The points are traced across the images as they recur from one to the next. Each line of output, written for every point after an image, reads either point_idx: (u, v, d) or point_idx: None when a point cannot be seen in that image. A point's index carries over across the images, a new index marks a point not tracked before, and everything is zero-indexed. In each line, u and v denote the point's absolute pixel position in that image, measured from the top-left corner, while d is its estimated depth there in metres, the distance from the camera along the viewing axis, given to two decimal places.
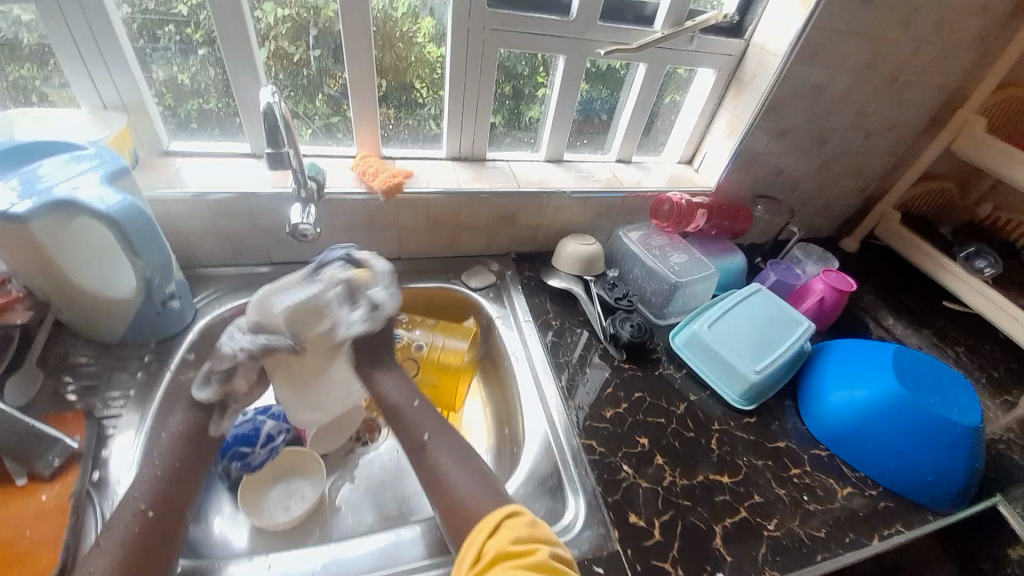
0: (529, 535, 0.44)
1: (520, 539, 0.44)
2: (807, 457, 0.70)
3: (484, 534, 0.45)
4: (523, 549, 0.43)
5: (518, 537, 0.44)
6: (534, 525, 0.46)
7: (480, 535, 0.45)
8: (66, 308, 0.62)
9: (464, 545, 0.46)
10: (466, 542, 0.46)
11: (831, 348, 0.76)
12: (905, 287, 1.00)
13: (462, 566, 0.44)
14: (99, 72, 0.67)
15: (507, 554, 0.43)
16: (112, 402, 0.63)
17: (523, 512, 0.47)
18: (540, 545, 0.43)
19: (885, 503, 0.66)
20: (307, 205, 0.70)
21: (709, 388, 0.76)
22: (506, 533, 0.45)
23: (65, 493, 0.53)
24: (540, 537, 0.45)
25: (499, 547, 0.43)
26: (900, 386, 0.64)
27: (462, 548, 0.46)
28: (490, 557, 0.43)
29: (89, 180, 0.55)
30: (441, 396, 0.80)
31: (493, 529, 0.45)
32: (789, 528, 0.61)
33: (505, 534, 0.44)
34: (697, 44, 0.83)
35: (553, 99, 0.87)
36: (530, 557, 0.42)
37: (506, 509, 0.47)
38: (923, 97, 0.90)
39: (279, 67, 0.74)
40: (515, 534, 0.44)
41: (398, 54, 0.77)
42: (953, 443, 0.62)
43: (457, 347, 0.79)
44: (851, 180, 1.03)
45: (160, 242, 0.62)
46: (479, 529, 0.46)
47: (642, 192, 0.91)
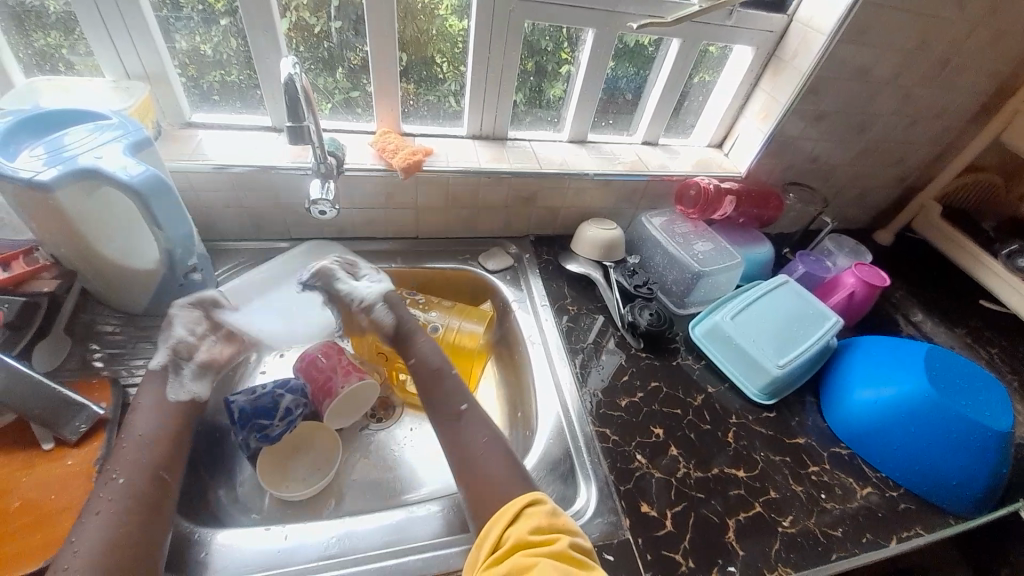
0: (550, 524, 0.45)
1: (539, 529, 0.44)
2: (826, 455, 0.68)
3: (505, 521, 0.45)
4: (543, 539, 0.43)
5: (539, 526, 0.44)
6: (554, 514, 0.46)
7: (500, 521, 0.45)
8: (92, 276, 0.63)
9: (484, 530, 0.46)
10: (485, 526, 0.47)
11: (859, 344, 0.73)
12: (940, 284, 0.96)
13: (480, 554, 0.44)
14: (123, 42, 0.67)
15: (527, 543, 0.43)
16: (137, 370, 0.64)
17: (543, 499, 0.47)
18: (561, 535, 0.44)
19: (906, 505, 0.64)
20: (327, 181, 0.69)
21: (728, 381, 0.75)
22: (525, 523, 0.45)
23: (89, 458, 0.54)
24: (560, 527, 0.45)
25: (519, 535, 0.44)
26: (931, 387, 0.62)
27: (482, 532, 0.46)
28: (510, 544, 0.43)
29: (113, 150, 0.55)
30: None
31: (513, 517, 0.46)
32: (804, 525, 0.60)
33: (526, 522, 0.45)
34: (736, 19, 0.78)
35: (578, 76, 0.83)
36: (551, 548, 0.42)
37: (525, 497, 0.47)
38: (977, 82, 0.84)
39: (299, 40, 0.73)
40: (535, 523, 0.45)
41: (419, 27, 0.75)
42: (982, 448, 0.60)
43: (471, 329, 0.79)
44: (890, 170, 0.98)
45: (184, 217, 0.62)
46: (499, 516, 0.46)
47: (668, 176, 0.88)
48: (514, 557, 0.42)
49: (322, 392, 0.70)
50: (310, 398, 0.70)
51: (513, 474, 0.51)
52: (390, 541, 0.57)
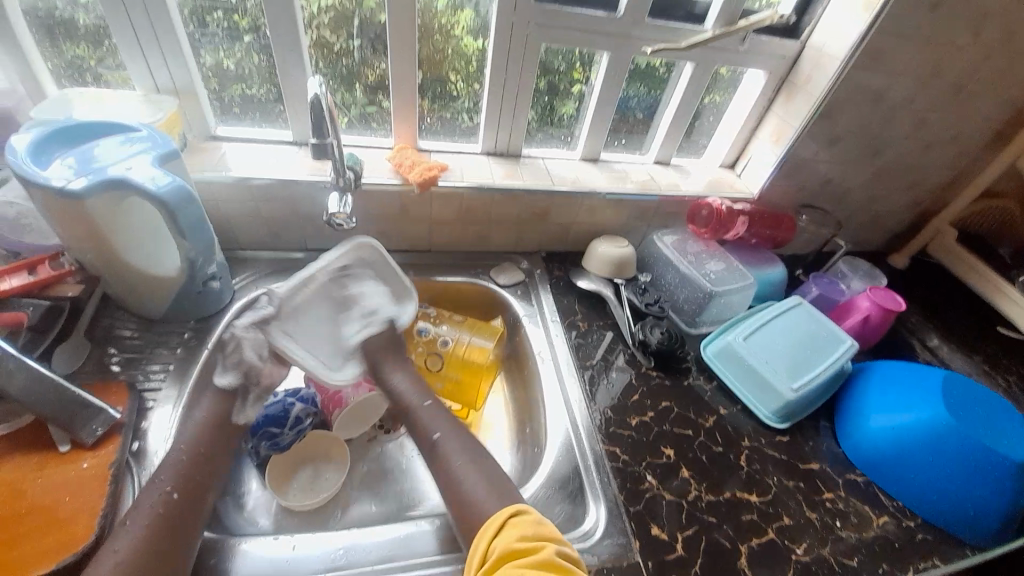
0: (536, 534, 0.47)
1: (523, 538, 0.47)
2: (842, 482, 0.67)
3: (492, 532, 0.48)
4: (527, 547, 0.46)
5: (524, 535, 0.47)
6: (540, 524, 0.48)
7: (488, 533, 0.48)
8: (115, 281, 0.65)
9: (475, 543, 0.49)
10: (477, 537, 0.50)
11: (874, 369, 0.72)
12: (957, 309, 0.95)
13: (473, 564, 0.47)
14: (154, 58, 0.70)
15: (513, 552, 0.46)
16: (152, 375, 0.65)
17: (529, 512, 0.50)
18: (546, 544, 0.46)
19: (925, 536, 0.62)
20: (345, 194, 0.70)
21: (739, 402, 0.74)
22: (512, 533, 0.48)
23: (105, 462, 0.55)
24: (546, 537, 0.47)
25: (504, 545, 0.46)
26: (950, 415, 0.60)
27: (474, 543, 0.49)
28: (496, 555, 0.46)
29: (141, 161, 0.57)
30: (462, 394, 0.79)
31: (499, 527, 0.48)
32: (818, 553, 0.59)
33: (513, 532, 0.48)
34: (750, 45, 0.80)
35: (591, 96, 0.85)
36: (534, 555, 0.45)
37: (512, 509, 0.50)
38: (991, 109, 0.85)
39: (320, 57, 0.76)
40: (521, 532, 0.47)
41: (435, 46, 0.77)
42: (1005, 479, 0.59)
43: (482, 344, 0.79)
44: (904, 194, 0.98)
45: (207, 226, 0.63)
46: (488, 528, 0.49)
47: (680, 195, 0.88)
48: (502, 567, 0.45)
49: (332, 402, 0.71)
50: (321, 408, 0.72)
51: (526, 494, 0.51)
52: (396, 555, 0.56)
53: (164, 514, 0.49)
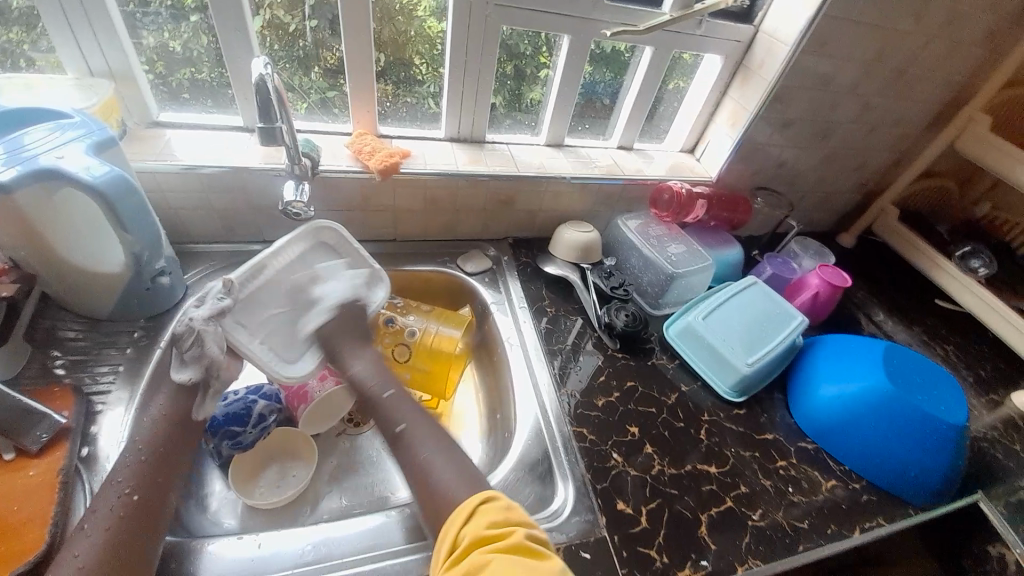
0: (503, 520, 0.46)
1: (493, 525, 0.45)
2: (794, 450, 0.71)
3: (459, 521, 0.46)
4: (497, 533, 0.44)
5: (492, 522, 0.45)
6: (507, 508, 0.47)
7: (457, 520, 0.46)
8: (54, 281, 0.61)
9: (442, 534, 0.46)
10: (444, 528, 0.47)
11: (823, 342, 0.76)
12: (899, 285, 1.01)
13: (440, 555, 0.45)
14: (88, 40, 0.65)
15: (482, 540, 0.44)
16: (101, 377, 0.62)
17: (498, 497, 0.48)
18: (516, 528, 0.44)
19: (868, 496, 0.67)
20: (301, 182, 0.68)
21: (700, 379, 0.77)
22: (480, 519, 0.46)
23: (52, 468, 0.52)
24: (514, 521, 0.46)
25: (472, 534, 0.44)
26: (889, 383, 0.65)
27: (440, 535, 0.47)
28: (464, 544, 0.44)
29: (74, 150, 0.53)
30: (432, 383, 0.78)
31: (469, 515, 0.46)
32: (773, 518, 0.62)
33: (481, 519, 0.46)
34: (706, 29, 0.81)
35: (555, 81, 0.85)
36: (503, 541, 0.43)
37: (478, 496, 0.48)
38: (929, 93, 0.89)
39: (273, 38, 0.72)
40: (489, 519, 0.45)
41: (397, 28, 0.75)
42: (937, 439, 0.64)
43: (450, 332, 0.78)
44: (852, 175, 1.02)
45: (149, 216, 0.60)
46: (455, 517, 0.47)
47: (643, 179, 0.90)
48: (470, 554, 0.42)
49: (295, 398, 0.69)
50: (285, 404, 0.70)
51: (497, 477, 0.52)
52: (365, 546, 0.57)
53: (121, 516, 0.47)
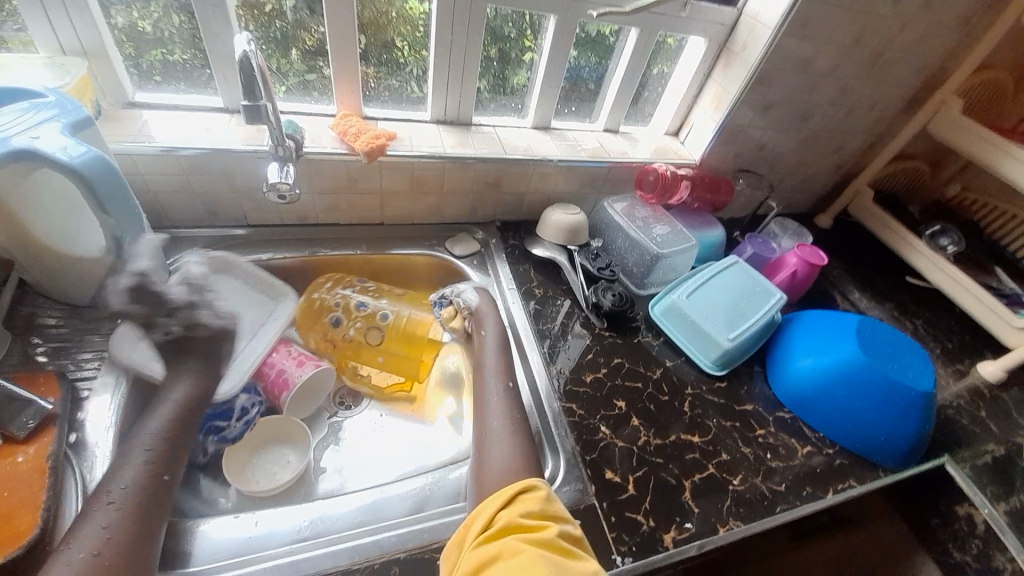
0: (543, 512, 0.46)
1: (531, 515, 0.45)
2: (772, 419, 0.74)
3: (498, 504, 0.46)
4: (534, 524, 0.44)
5: (531, 512, 0.45)
6: (549, 502, 0.47)
7: (494, 504, 0.47)
8: (32, 266, 0.59)
9: (477, 512, 0.47)
10: (480, 508, 0.48)
11: (800, 318, 0.80)
12: (873, 263, 1.05)
13: (472, 531, 0.46)
14: (56, 16, 0.62)
15: (517, 526, 0.44)
16: (85, 363, 0.61)
17: (540, 487, 0.49)
18: (551, 524, 0.45)
19: (841, 461, 0.70)
20: (285, 164, 0.67)
21: (684, 355, 0.80)
22: (520, 507, 0.46)
23: (41, 454, 0.52)
24: (551, 516, 0.46)
25: (509, 517, 0.45)
26: (861, 353, 0.68)
27: (475, 513, 0.48)
28: (500, 527, 0.44)
29: (51, 131, 0.52)
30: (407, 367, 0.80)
31: (508, 500, 0.47)
32: (752, 483, 0.65)
33: (518, 507, 0.46)
34: (690, 10, 0.82)
35: (540, 64, 0.85)
36: (538, 533, 0.43)
37: (522, 483, 0.48)
38: (905, 76, 0.92)
39: (250, 18, 0.70)
40: (528, 508, 0.46)
41: (378, 8, 0.73)
42: (905, 405, 0.67)
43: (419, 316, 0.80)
44: (830, 158, 1.05)
45: (132, 200, 0.59)
46: (494, 499, 0.47)
47: (628, 162, 0.91)
48: (504, 539, 0.43)
49: (277, 386, 0.70)
50: (265, 394, 0.71)
51: None
52: (360, 520, 0.58)
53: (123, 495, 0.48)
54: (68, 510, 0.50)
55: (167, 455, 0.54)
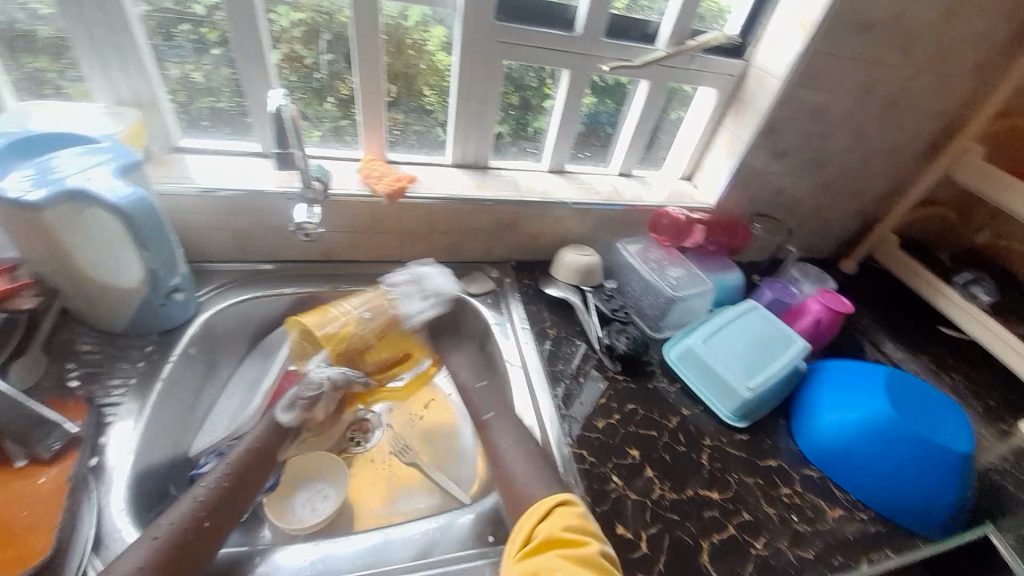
0: (580, 527, 0.48)
1: (571, 529, 0.48)
2: (798, 477, 0.70)
3: (539, 516, 0.49)
4: (572, 539, 0.47)
5: (568, 526, 0.48)
6: (585, 517, 0.49)
7: (533, 518, 0.50)
8: (72, 294, 0.63)
9: (518, 524, 0.51)
10: (520, 521, 0.51)
11: (825, 369, 0.76)
12: (903, 312, 1.01)
13: (513, 545, 0.49)
14: (116, 69, 0.69)
15: (559, 541, 0.47)
16: (112, 389, 0.64)
17: (574, 502, 0.52)
18: (591, 539, 0.47)
19: (875, 527, 0.65)
20: (313, 205, 0.71)
21: (702, 403, 0.77)
22: (558, 521, 0.49)
23: (63, 475, 0.53)
24: (589, 531, 0.49)
25: (550, 532, 0.48)
26: (891, 409, 0.65)
27: (518, 524, 0.51)
28: (539, 540, 0.47)
29: (101, 173, 0.56)
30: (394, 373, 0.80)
31: (545, 513, 0.50)
32: (777, 547, 0.61)
33: (558, 521, 0.49)
34: (699, 63, 0.85)
35: (557, 111, 0.88)
36: (577, 548, 0.46)
37: (558, 498, 0.52)
38: (923, 124, 0.92)
39: (290, 70, 0.77)
40: (567, 522, 0.49)
41: (408, 61, 0.79)
42: (941, 468, 0.63)
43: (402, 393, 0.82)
44: (850, 203, 1.04)
45: (168, 237, 0.63)
46: (533, 512, 0.51)
47: (643, 206, 0.92)
48: (548, 554, 0.46)
49: None
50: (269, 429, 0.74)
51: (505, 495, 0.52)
52: (366, 563, 0.56)
53: (166, 531, 0.48)
54: (82, 533, 0.51)
55: (226, 494, 0.55)
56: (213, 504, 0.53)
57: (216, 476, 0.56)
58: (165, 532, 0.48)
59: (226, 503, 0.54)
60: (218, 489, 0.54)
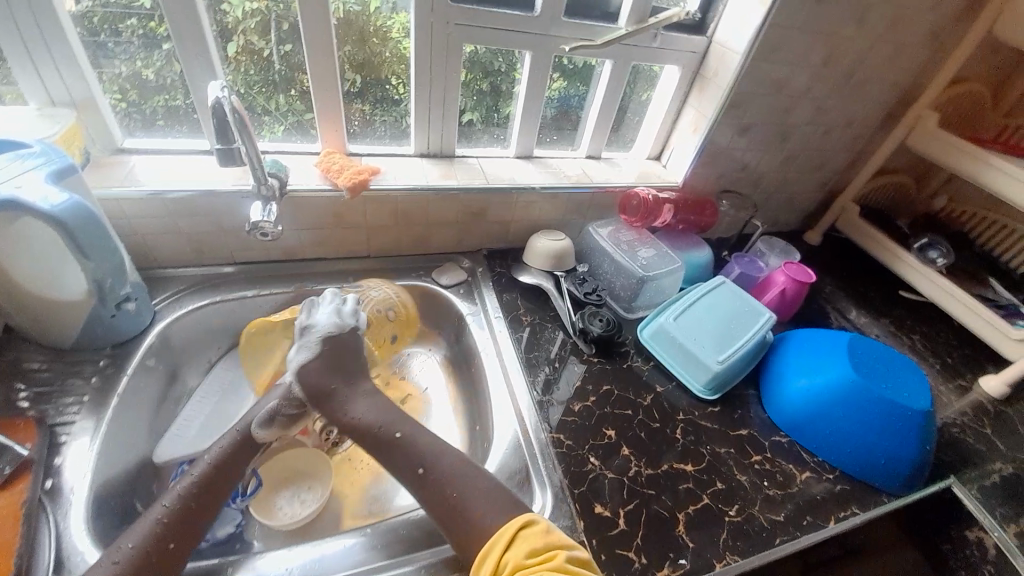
0: (544, 544, 0.46)
1: (536, 550, 0.45)
2: (769, 444, 0.72)
3: (501, 545, 0.46)
4: (540, 559, 0.44)
5: (534, 549, 0.45)
6: (549, 532, 0.47)
7: (496, 546, 0.46)
8: (16, 312, 0.60)
9: (479, 559, 0.47)
10: (483, 549, 0.48)
11: (792, 338, 0.78)
12: (865, 279, 1.04)
13: None
14: (49, 69, 0.65)
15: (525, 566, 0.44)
16: (66, 408, 0.61)
17: (536, 520, 0.49)
18: (557, 552, 0.45)
19: (842, 486, 0.68)
20: (268, 203, 0.69)
21: (675, 379, 0.78)
22: (523, 545, 0.46)
23: (14, 504, 0.50)
24: (555, 544, 0.46)
25: (515, 560, 0.44)
26: (854, 372, 0.67)
27: (479, 557, 0.46)
28: (508, 569, 0.44)
29: (33, 179, 0.53)
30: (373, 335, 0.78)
31: (510, 539, 0.47)
32: (750, 513, 0.63)
33: (523, 544, 0.46)
34: (661, 41, 0.84)
35: (522, 96, 0.87)
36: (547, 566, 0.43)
37: (518, 520, 0.48)
38: (879, 94, 0.94)
39: (248, 63, 0.73)
40: (531, 544, 0.45)
41: (372, 49, 0.77)
42: (904, 426, 0.65)
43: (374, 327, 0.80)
44: (814, 175, 1.06)
45: (112, 244, 0.60)
46: (495, 541, 0.47)
47: (611, 187, 0.92)
48: None
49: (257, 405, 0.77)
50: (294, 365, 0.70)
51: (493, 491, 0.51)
52: (360, 560, 0.56)
53: (128, 555, 0.47)
54: (40, 560, 0.49)
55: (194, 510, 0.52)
56: (175, 520, 0.51)
57: (178, 493, 0.53)
58: (127, 558, 0.47)
59: None
60: (166, 508, 0.50)
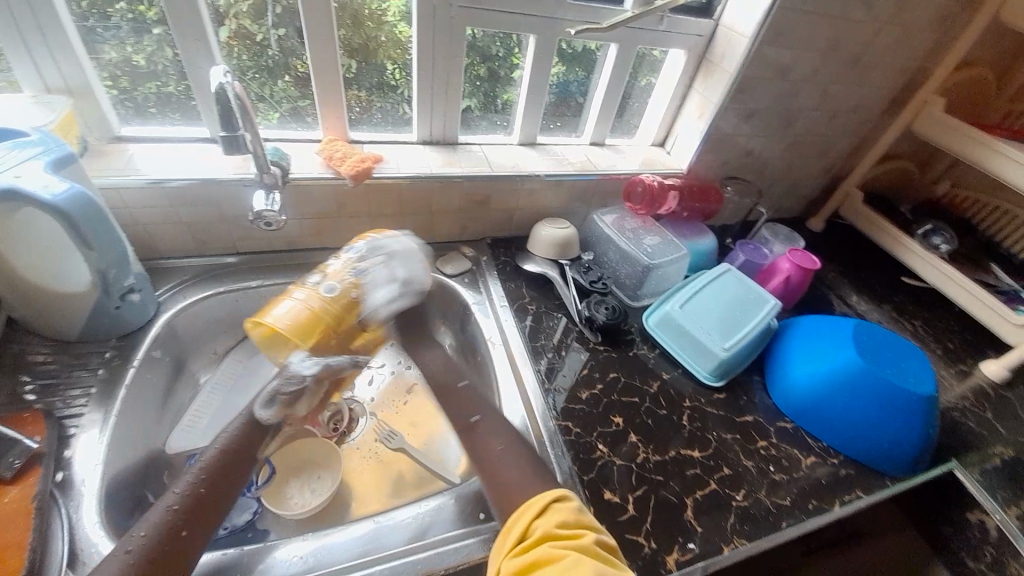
0: (575, 521, 0.45)
1: (566, 525, 0.44)
2: (774, 429, 0.72)
3: (533, 513, 0.46)
4: (570, 534, 0.43)
5: (565, 522, 0.45)
6: (581, 512, 0.46)
7: (527, 514, 0.46)
8: (19, 304, 0.60)
9: (510, 522, 0.47)
10: (513, 516, 0.48)
11: (798, 324, 0.79)
12: (868, 265, 1.04)
13: (507, 543, 0.45)
14: (43, 56, 0.63)
15: (555, 536, 0.43)
16: (74, 401, 0.60)
17: (570, 498, 0.48)
18: (586, 532, 0.44)
19: (846, 470, 0.69)
20: (271, 191, 0.68)
21: (681, 366, 0.79)
22: (553, 517, 0.45)
23: (25, 496, 0.50)
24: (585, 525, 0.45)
25: (546, 528, 0.44)
26: (859, 357, 0.67)
27: (509, 521, 0.47)
28: (536, 536, 0.44)
29: (33, 168, 0.52)
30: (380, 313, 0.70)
31: (541, 510, 0.46)
32: (756, 497, 0.64)
33: (554, 516, 0.45)
34: (668, 24, 0.83)
35: (526, 81, 0.85)
36: (574, 542, 0.42)
37: (554, 493, 0.48)
38: (887, 78, 0.92)
39: (241, 48, 0.71)
40: (562, 518, 0.45)
41: (367, 34, 0.75)
42: (908, 411, 0.66)
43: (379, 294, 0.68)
44: (817, 161, 1.05)
45: (116, 232, 0.59)
46: (527, 509, 0.47)
47: (616, 174, 0.91)
48: (543, 548, 0.42)
49: None
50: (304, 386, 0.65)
51: (506, 479, 0.51)
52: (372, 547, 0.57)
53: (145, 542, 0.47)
54: (54, 552, 0.49)
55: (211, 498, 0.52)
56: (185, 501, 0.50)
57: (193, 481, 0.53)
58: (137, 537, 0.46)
59: (205, 509, 0.50)
60: (180, 497, 0.50)
